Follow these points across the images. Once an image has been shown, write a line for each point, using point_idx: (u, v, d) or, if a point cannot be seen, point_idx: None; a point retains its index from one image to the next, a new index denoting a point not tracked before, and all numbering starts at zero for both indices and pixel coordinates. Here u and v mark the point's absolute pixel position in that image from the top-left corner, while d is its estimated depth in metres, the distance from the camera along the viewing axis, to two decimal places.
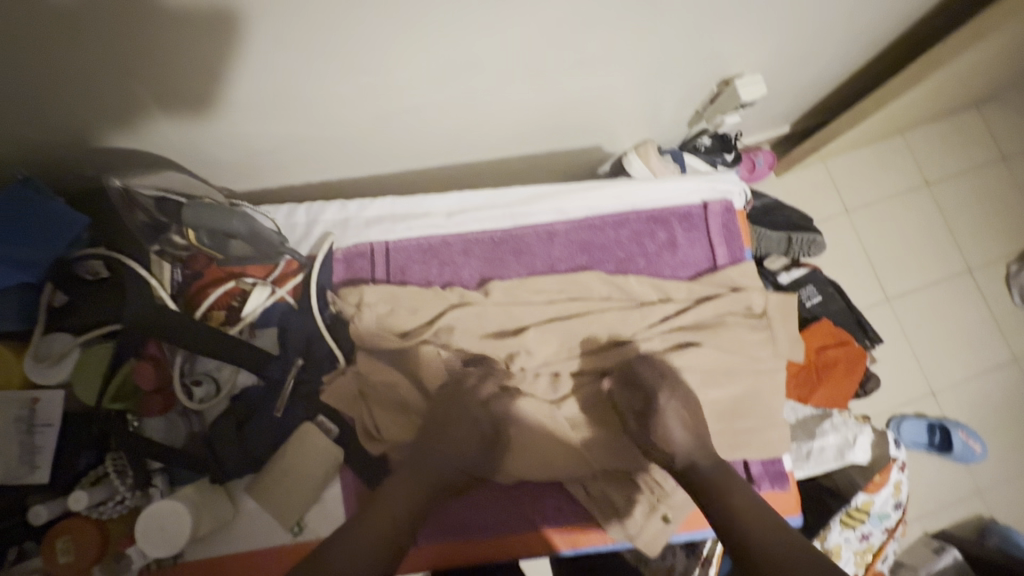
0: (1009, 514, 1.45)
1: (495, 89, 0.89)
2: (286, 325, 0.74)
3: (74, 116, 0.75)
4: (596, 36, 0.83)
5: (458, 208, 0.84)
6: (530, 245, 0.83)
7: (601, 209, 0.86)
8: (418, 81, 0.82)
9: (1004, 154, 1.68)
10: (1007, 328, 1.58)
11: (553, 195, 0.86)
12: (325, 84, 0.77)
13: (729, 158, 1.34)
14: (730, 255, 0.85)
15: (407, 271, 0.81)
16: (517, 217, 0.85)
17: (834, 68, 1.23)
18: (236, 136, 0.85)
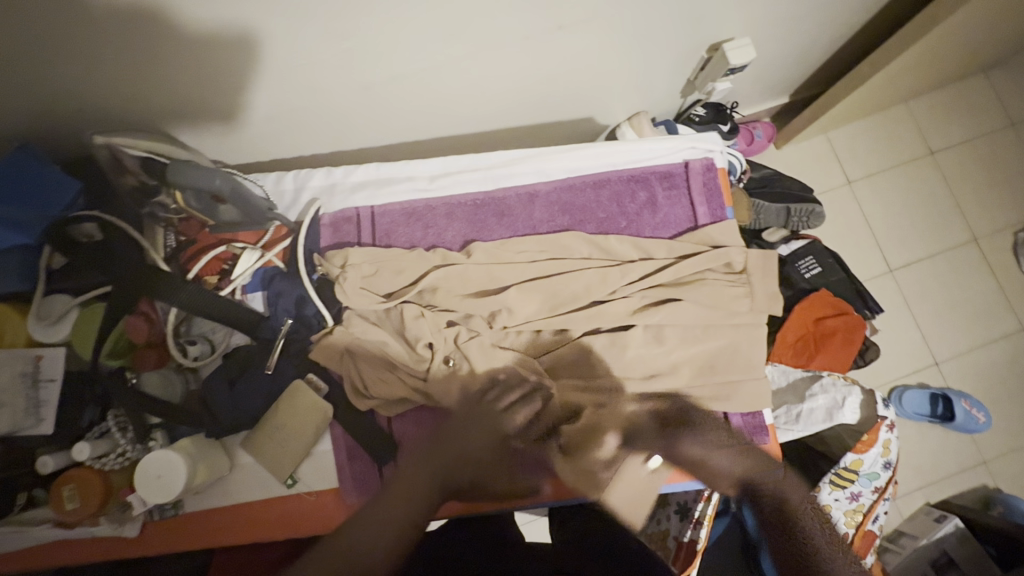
0: (1015, 484, 1.44)
1: (484, 62, 0.89)
2: (273, 287, 0.77)
3: (64, 100, 0.75)
4: (583, 4, 0.82)
5: (442, 172, 0.86)
6: (513, 208, 0.85)
7: (581, 170, 0.88)
8: (404, 55, 0.82)
9: (1012, 121, 1.65)
10: (1015, 297, 1.55)
11: (534, 157, 0.87)
12: (310, 59, 0.78)
13: (725, 129, 1.32)
14: (711, 214, 0.86)
15: (392, 234, 0.84)
16: (499, 180, 0.86)
17: (828, 33, 1.21)
18: (226, 115, 0.85)
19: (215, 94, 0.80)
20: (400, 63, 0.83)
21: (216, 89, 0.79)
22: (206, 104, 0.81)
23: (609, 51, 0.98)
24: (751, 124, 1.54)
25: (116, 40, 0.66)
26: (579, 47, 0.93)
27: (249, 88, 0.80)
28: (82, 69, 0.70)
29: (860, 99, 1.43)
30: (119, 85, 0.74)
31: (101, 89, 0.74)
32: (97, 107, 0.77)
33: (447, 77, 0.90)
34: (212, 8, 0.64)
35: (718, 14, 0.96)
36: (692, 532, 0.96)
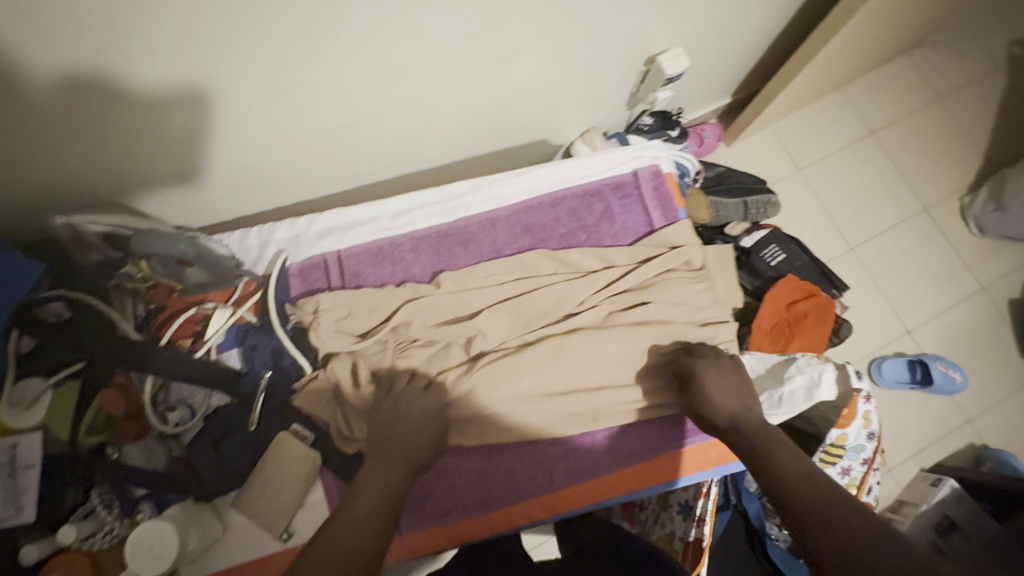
0: (999, 439, 1.49)
1: (436, 99, 0.93)
2: (248, 342, 0.77)
3: (34, 184, 0.76)
4: (521, 35, 0.87)
5: (402, 211, 0.88)
6: (476, 235, 0.87)
7: (538, 191, 0.91)
8: (364, 100, 0.86)
9: (940, 94, 1.76)
10: (972, 259, 1.63)
11: (490, 184, 0.90)
12: (277, 116, 0.81)
13: (673, 134, 1.37)
14: (665, 218, 0.90)
15: (361, 275, 0.85)
16: (459, 210, 0.89)
17: (756, 34, 1.29)
18: (190, 175, 0.86)
19: (181, 158, 0.81)
20: (357, 107, 0.86)
21: (183, 155, 0.81)
22: (176, 171, 0.84)
23: (552, 75, 1.02)
24: (699, 126, 1.61)
25: (74, 115, 0.67)
26: (524, 73, 0.97)
27: (213, 146, 0.82)
28: (35, 145, 0.70)
29: (797, 90, 1.51)
30: (74, 155, 0.73)
31: (59, 162, 0.74)
32: (54, 181, 0.77)
33: (401, 117, 0.93)
34: (169, 71, 0.66)
35: (649, 30, 1.02)
36: (697, 531, 0.97)
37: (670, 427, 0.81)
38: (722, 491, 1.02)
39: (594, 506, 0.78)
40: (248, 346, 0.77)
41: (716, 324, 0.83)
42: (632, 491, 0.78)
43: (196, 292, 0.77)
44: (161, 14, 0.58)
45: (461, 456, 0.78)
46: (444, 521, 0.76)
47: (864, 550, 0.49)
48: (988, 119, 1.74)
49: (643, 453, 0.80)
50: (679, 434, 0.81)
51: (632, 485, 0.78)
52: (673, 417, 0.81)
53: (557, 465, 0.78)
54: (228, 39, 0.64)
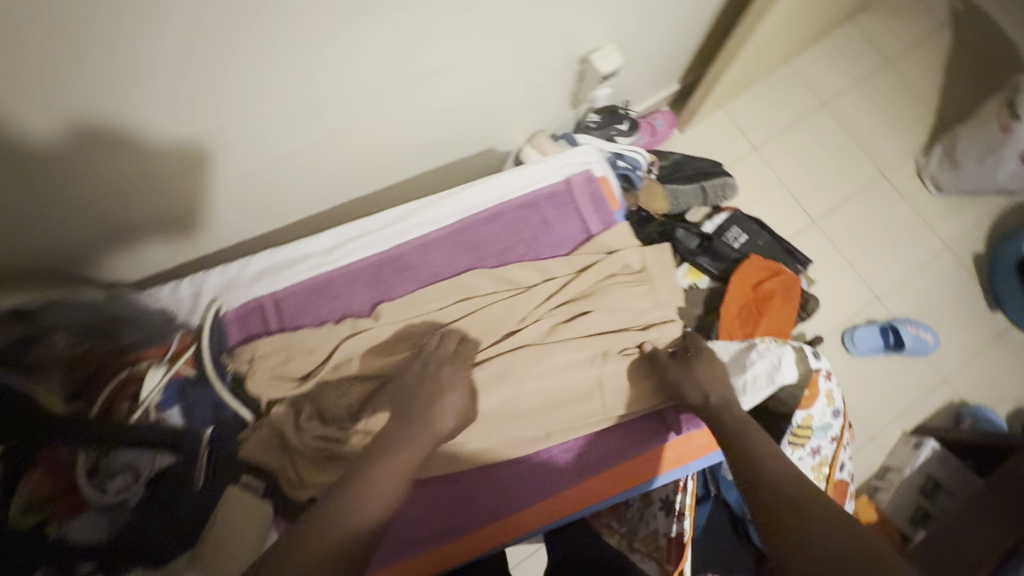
0: (976, 393, 1.51)
1: (372, 121, 0.90)
2: (187, 397, 0.76)
3: (27, 247, 0.73)
4: (442, 52, 0.84)
5: (336, 244, 0.87)
6: (414, 261, 0.87)
7: (471, 209, 0.90)
8: (311, 129, 0.83)
9: (887, 58, 1.76)
10: (933, 219, 1.64)
11: (422, 208, 0.89)
12: (250, 149, 0.79)
13: (622, 128, 1.37)
14: (600, 223, 0.91)
15: (299, 315, 0.84)
16: (393, 237, 0.88)
17: (692, 21, 1.28)
18: (185, 216, 0.84)
19: (179, 198, 0.80)
20: (310, 137, 0.84)
21: (180, 195, 0.80)
22: (173, 214, 0.82)
23: (486, 87, 1.01)
24: (651, 115, 1.60)
25: (70, 170, 0.66)
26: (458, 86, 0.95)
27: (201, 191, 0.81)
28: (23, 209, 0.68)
29: (743, 70, 1.50)
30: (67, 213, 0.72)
31: (50, 224, 0.72)
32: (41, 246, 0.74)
33: (337, 145, 0.90)
34: (163, 109, 0.65)
35: (578, 29, 1.01)
36: (677, 525, 0.99)
37: (626, 433, 0.82)
38: (699, 483, 1.02)
39: (554, 523, 0.78)
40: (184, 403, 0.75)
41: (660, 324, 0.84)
42: (590, 502, 0.78)
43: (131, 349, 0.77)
44: (159, 46, 0.58)
45: (422, 486, 0.77)
46: (404, 556, 0.74)
47: (810, 528, 0.57)
48: (938, 76, 1.75)
49: (600, 464, 0.80)
50: (635, 440, 0.82)
51: (589, 496, 0.78)
52: (628, 424, 0.82)
53: (514, 486, 0.78)
54: (218, 73, 0.65)
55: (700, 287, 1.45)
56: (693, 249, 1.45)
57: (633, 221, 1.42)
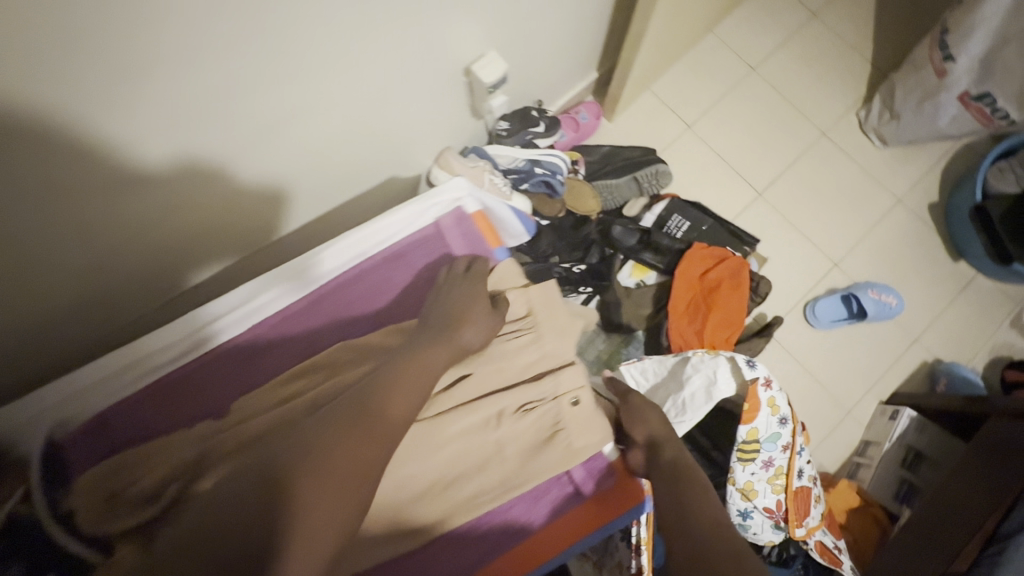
0: (948, 350, 1.45)
1: (240, 173, 0.77)
2: (19, 547, 0.57)
3: (97, 292, 0.75)
4: (287, 97, 0.72)
5: (182, 346, 0.76)
6: (279, 339, 0.80)
7: (335, 274, 0.84)
8: (231, 173, 0.75)
9: (813, 11, 1.68)
10: (882, 173, 1.57)
11: (277, 280, 0.80)
12: (270, 170, 0.81)
13: (538, 130, 1.28)
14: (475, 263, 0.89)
15: (149, 424, 0.72)
16: (248, 317, 0.79)
17: (593, 7, 1.19)
18: (224, 245, 0.88)
19: (227, 225, 0.84)
20: (300, 160, 0.84)
21: (231, 220, 0.83)
22: (223, 238, 0.86)
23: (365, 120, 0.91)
24: (573, 109, 1.51)
25: (67, 214, 0.61)
26: (328, 130, 0.84)
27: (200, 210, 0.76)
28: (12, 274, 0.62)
29: (662, 49, 1.41)
30: (59, 265, 0.66)
31: (45, 282, 0.67)
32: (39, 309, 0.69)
33: (208, 205, 0.77)
34: (247, 133, 0.72)
35: (454, 41, 0.91)
36: (636, 560, 0.90)
37: (535, 503, 0.76)
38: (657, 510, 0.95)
39: None
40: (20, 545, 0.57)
41: (557, 374, 0.77)
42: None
43: None
44: (249, 71, 0.64)
45: None
46: None
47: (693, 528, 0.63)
48: (868, 24, 1.67)
49: (514, 538, 0.73)
50: (548, 507, 0.76)
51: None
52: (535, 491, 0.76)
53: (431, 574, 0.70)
54: (274, 83, 0.68)
55: (647, 284, 1.35)
56: (634, 246, 1.34)
57: (566, 226, 1.33)
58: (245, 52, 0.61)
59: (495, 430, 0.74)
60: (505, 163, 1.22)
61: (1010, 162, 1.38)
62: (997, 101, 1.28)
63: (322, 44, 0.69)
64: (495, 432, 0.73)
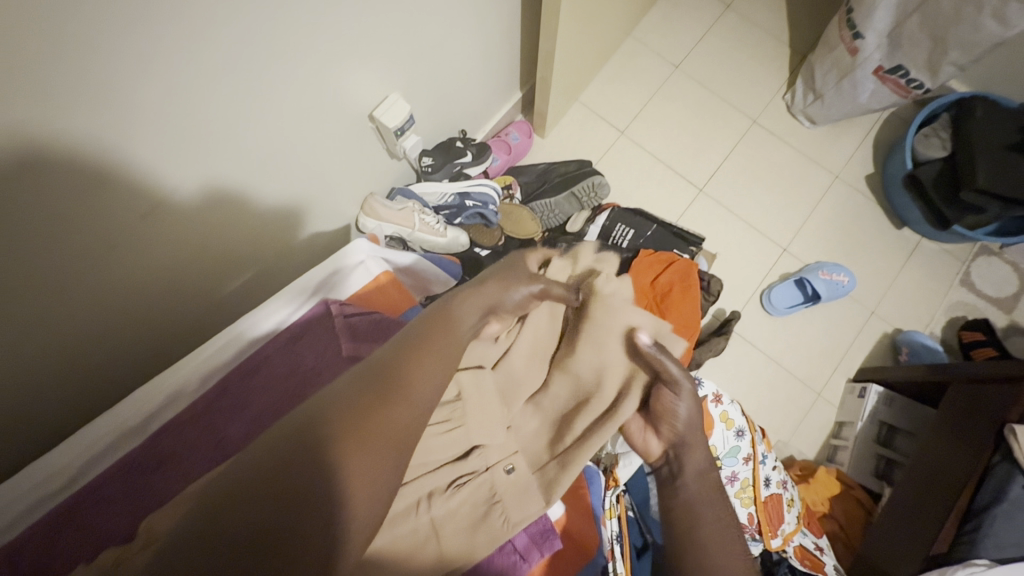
0: (907, 318, 1.45)
1: (149, 260, 0.72)
2: None
3: (57, 346, 0.68)
4: (184, 164, 0.67)
5: (86, 460, 0.67)
6: (172, 450, 0.68)
7: (236, 359, 0.76)
8: (152, 247, 0.71)
9: (727, 4, 1.70)
10: (818, 152, 1.58)
11: (176, 374, 0.73)
12: (193, 240, 0.77)
13: (465, 160, 1.26)
14: (365, 339, 0.76)
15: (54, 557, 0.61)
16: (152, 420, 0.71)
17: (500, 31, 1.18)
18: (187, 263, 0.79)
19: (183, 247, 0.76)
20: (221, 226, 0.80)
21: (187, 232, 0.74)
22: (184, 256, 0.77)
23: (276, 184, 0.87)
24: (504, 131, 1.49)
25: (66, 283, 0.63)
26: (241, 197, 0.81)
27: (191, 253, 0.78)
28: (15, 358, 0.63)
29: (580, 62, 1.40)
30: (67, 334, 0.68)
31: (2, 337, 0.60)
32: (44, 382, 0.69)
33: (130, 286, 0.72)
34: (175, 171, 0.67)
35: (349, 89, 0.87)
36: None
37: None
38: (632, 535, 0.93)
39: None
40: None
41: (483, 445, 0.65)
42: None
43: None
44: (159, 106, 0.60)
45: None
46: None
47: None
48: (782, 8, 1.69)
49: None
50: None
51: None
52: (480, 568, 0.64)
53: None
54: (188, 127, 0.65)
55: None
56: None
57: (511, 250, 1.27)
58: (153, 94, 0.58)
59: (425, 513, 0.59)
60: (434, 200, 1.20)
61: (933, 127, 1.41)
62: (910, 73, 1.31)
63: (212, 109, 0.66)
64: (424, 516, 0.59)
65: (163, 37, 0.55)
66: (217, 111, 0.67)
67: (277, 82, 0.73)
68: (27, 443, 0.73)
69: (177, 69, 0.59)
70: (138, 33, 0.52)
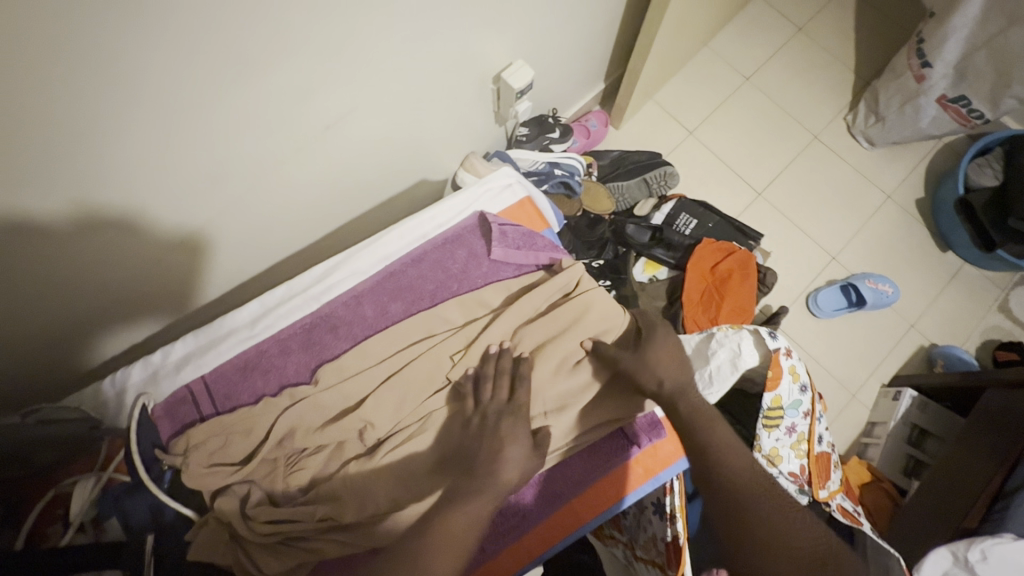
0: (944, 335, 1.54)
1: (296, 161, 0.83)
2: (125, 508, 0.62)
3: (97, 283, 0.72)
4: (334, 103, 0.79)
5: (264, 321, 0.78)
6: (344, 317, 0.80)
7: (392, 255, 0.86)
8: (298, 147, 0.81)
9: (799, 26, 1.82)
10: (872, 172, 1.68)
11: (344, 261, 0.83)
12: (330, 152, 0.87)
13: (555, 136, 1.38)
14: (513, 249, 0.86)
15: (235, 395, 0.74)
16: (319, 296, 0.81)
17: (605, 19, 1.30)
18: (234, 214, 0.81)
19: (235, 196, 0.79)
20: (353, 143, 0.90)
21: (223, 191, 0.76)
22: (225, 211, 0.79)
23: (408, 120, 0.98)
24: (584, 118, 1.61)
25: (32, 295, 0.66)
26: (367, 128, 0.90)
27: (246, 201, 0.81)
28: (64, 290, 0.69)
29: (665, 61, 1.52)
30: (103, 279, 0.72)
31: (25, 285, 0.65)
32: (116, 292, 0.76)
33: (253, 191, 0.81)
34: (325, 84, 0.75)
35: (483, 45, 0.99)
36: (672, 528, 0.93)
37: (594, 453, 0.80)
38: (685, 481, 0.99)
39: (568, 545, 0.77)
40: (122, 505, 0.62)
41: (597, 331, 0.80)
42: (592, 509, 0.77)
43: (48, 473, 0.63)
44: (353, 19, 0.70)
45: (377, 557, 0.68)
46: None
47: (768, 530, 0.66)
48: (849, 38, 1.81)
49: (572, 489, 0.77)
50: (614, 449, 0.80)
51: (568, 527, 0.76)
52: (592, 444, 0.80)
53: (512, 522, 0.75)
54: (365, 44, 0.75)
55: (660, 278, 1.44)
56: (646, 242, 1.42)
57: (583, 225, 1.40)
58: (354, 9, 0.69)
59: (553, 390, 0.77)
60: (526, 166, 1.31)
61: (986, 159, 1.51)
62: (972, 103, 1.41)
63: (391, 38, 0.78)
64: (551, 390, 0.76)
65: (110, 64, 0.52)
66: (393, 40, 0.78)
67: (440, 26, 0.84)
68: (154, 312, 0.84)
69: (215, 61, 0.59)
70: (89, 84, 0.52)
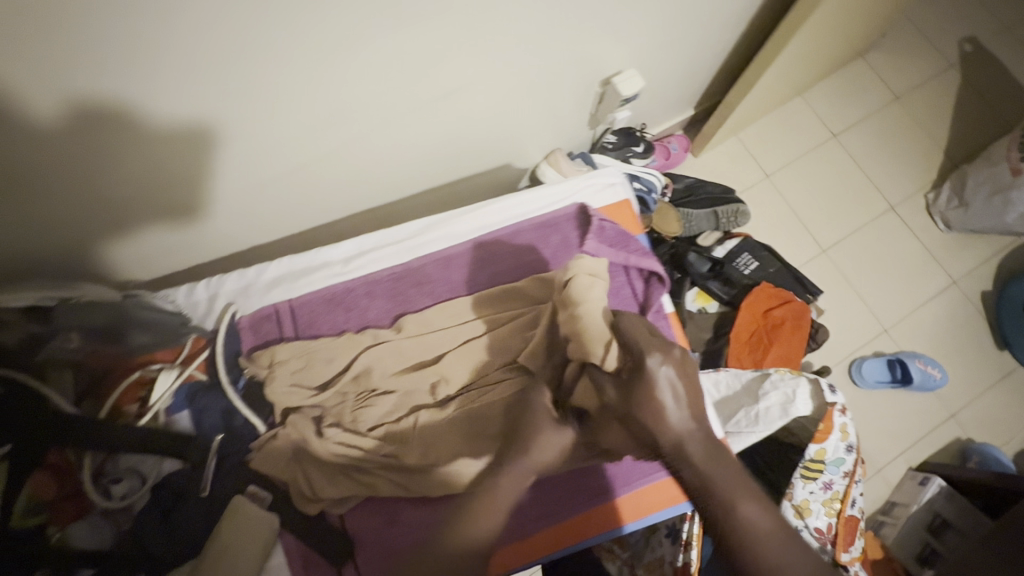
0: (983, 432, 1.50)
1: (401, 113, 0.86)
2: (199, 406, 0.70)
3: (137, 188, 0.73)
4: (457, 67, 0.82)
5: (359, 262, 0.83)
6: (430, 275, 0.84)
7: (489, 226, 0.88)
8: (403, 101, 0.84)
9: (896, 95, 1.80)
10: (942, 254, 1.65)
11: (443, 223, 0.87)
12: (437, 113, 0.91)
13: (638, 150, 1.40)
14: (606, 246, 0.87)
15: (316, 323, 0.79)
16: (412, 250, 0.85)
17: (713, 47, 1.31)
18: (314, 149, 0.84)
19: (297, 132, 0.79)
20: (458, 110, 0.94)
21: (286, 124, 0.76)
22: (293, 143, 0.81)
23: (512, 102, 1.01)
24: (666, 139, 1.62)
25: (43, 196, 0.68)
26: (477, 98, 0.93)
27: (323, 140, 0.83)
28: (109, 188, 0.71)
29: (759, 101, 1.52)
30: (144, 186, 0.74)
31: (63, 178, 0.67)
32: (164, 199, 0.77)
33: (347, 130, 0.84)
34: (422, 40, 0.75)
35: (600, 47, 1.01)
36: (684, 555, 0.94)
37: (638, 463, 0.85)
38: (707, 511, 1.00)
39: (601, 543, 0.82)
40: (199, 404, 0.70)
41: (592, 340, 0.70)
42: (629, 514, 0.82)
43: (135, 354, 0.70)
44: None
45: (421, 506, 0.70)
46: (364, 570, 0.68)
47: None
48: (946, 118, 1.78)
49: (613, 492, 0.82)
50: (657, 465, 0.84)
51: (604, 528, 0.81)
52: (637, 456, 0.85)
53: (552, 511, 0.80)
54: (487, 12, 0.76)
55: (709, 311, 1.44)
56: (704, 273, 1.41)
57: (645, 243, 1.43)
58: None
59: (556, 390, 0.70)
60: None
61: None
62: None
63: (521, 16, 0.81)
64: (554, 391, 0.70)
65: None
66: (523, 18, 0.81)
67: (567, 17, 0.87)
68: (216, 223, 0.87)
69: None
70: None
